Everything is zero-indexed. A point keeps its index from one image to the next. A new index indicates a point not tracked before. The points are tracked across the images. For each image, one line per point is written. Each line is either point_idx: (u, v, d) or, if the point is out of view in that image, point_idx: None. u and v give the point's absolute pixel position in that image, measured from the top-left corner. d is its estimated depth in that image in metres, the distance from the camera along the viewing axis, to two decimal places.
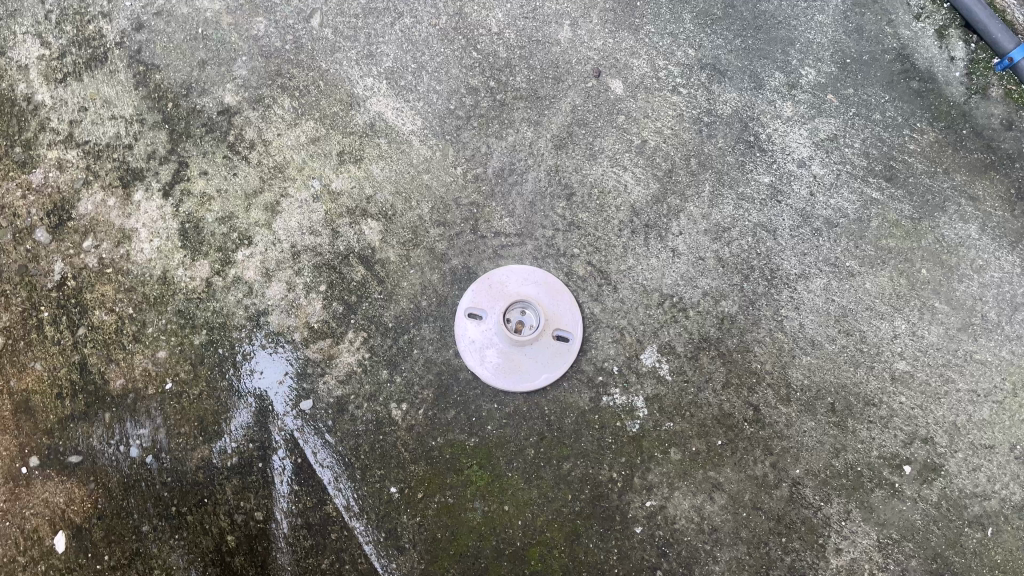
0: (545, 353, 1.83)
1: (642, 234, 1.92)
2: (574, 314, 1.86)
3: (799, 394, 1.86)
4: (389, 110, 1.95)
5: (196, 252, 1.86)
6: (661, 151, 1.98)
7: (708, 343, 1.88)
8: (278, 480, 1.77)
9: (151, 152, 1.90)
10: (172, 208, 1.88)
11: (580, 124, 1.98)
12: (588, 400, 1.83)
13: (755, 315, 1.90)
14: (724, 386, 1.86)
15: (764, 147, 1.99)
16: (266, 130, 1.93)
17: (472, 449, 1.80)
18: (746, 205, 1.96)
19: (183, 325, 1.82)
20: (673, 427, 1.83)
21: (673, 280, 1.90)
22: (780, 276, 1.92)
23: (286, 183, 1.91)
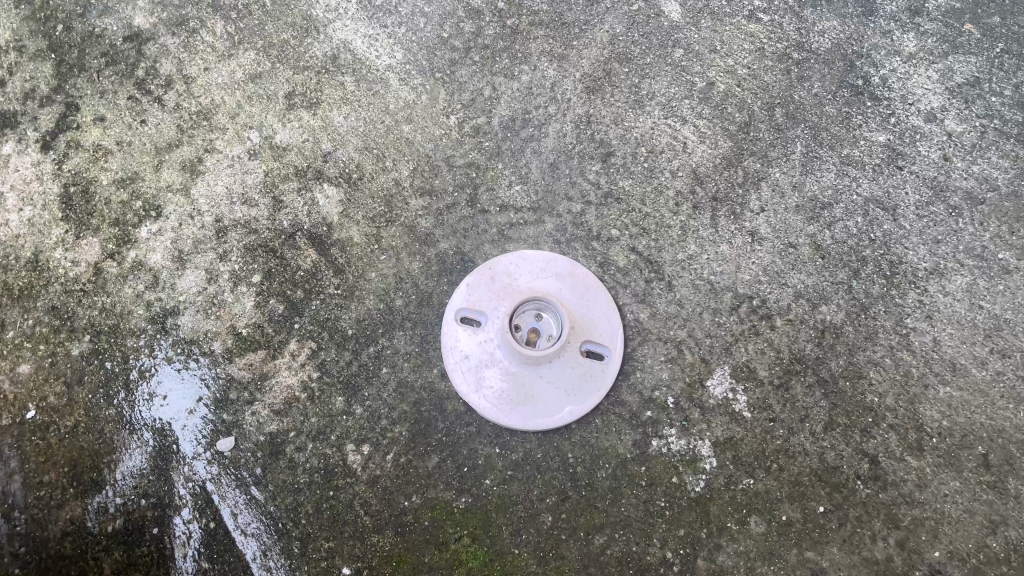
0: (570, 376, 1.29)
1: (707, 210, 1.37)
2: (611, 320, 1.31)
3: (935, 441, 1.27)
4: (358, 38, 1.43)
5: (82, 227, 1.33)
6: (733, 97, 1.43)
7: (803, 366, 1.31)
8: (180, 554, 1.21)
9: (29, 90, 1.39)
10: (53, 166, 1.36)
11: (622, 59, 1.44)
12: (631, 445, 1.28)
13: (868, 326, 1.33)
14: (826, 428, 1.29)
15: (877, 95, 1.43)
16: (189, 62, 1.41)
17: (462, 513, 1.24)
18: (852, 172, 1.39)
19: (58, 329, 1.29)
20: (754, 487, 1.26)
21: (751, 275, 1.35)
22: (903, 271, 1.35)
23: (212, 133, 1.38)
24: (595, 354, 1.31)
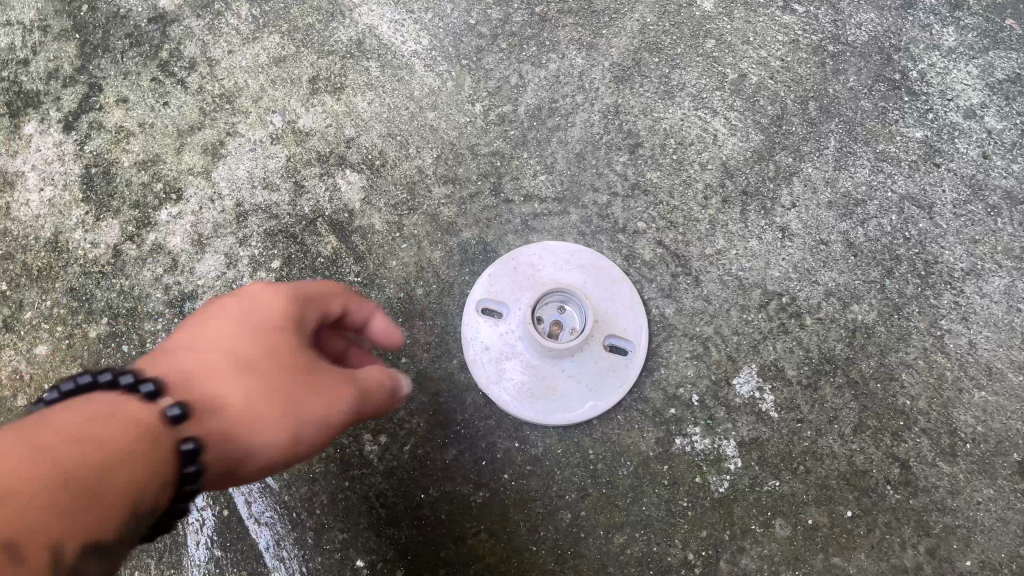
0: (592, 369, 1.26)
1: (737, 205, 1.34)
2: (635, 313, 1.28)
3: (968, 446, 1.23)
4: (384, 24, 1.41)
5: (102, 208, 1.32)
6: (766, 90, 1.39)
7: (833, 366, 1.28)
8: (193, 541, 1.24)
9: (53, 70, 1.38)
10: (74, 146, 1.35)
11: (652, 49, 1.41)
12: (653, 443, 1.25)
13: (901, 327, 1.29)
14: (855, 430, 1.25)
15: (915, 89, 1.38)
16: (213, 45, 1.39)
17: (479, 507, 1.22)
18: (887, 169, 1.35)
19: (76, 310, 1.28)
20: (780, 489, 1.23)
21: (781, 272, 1.31)
22: (939, 271, 1.31)
23: (235, 117, 1.36)
24: (617, 348, 1.28)
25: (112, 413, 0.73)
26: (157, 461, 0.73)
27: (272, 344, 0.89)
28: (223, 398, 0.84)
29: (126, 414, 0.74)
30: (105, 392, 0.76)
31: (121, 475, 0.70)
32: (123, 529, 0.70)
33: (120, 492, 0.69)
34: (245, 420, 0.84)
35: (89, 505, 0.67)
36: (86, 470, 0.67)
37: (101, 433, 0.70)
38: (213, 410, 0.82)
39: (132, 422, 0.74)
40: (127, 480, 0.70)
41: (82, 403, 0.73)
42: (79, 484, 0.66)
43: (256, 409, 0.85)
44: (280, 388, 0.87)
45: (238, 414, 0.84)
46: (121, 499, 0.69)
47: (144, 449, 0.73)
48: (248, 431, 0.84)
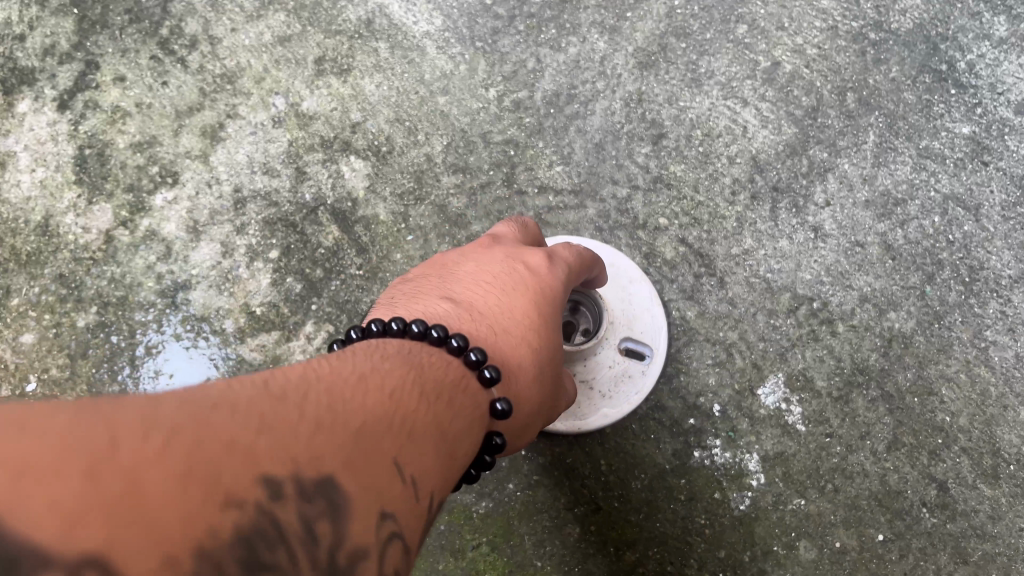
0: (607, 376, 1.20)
1: (766, 202, 1.25)
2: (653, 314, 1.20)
3: (1012, 468, 1.16)
4: (395, 3, 1.33)
5: (94, 191, 1.26)
6: (801, 79, 1.29)
7: (866, 378, 1.19)
8: None
9: (49, 46, 1.31)
10: (69, 126, 1.28)
11: (679, 34, 1.31)
12: (670, 455, 1.16)
13: (943, 337, 1.19)
14: (889, 448, 1.16)
15: (963, 82, 1.28)
16: (215, 22, 1.32)
17: (481, 518, 1.16)
18: (931, 167, 1.25)
19: (64, 298, 1.21)
20: (806, 508, 1.14)
21: (812, 275, 1.22)
22: (985, 278, 1.21)
23: (236, 98, 1.29)
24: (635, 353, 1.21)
25: (439, 385, 0.67)
26: (457, 445, 0.64)
27: (534, 308, 0.88)
28: (520, 377, 0.82)
29: (443, 381, 0.69)
30: (409, 356, 0.69)
31: (431, 456, 0.58)
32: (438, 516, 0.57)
33: (431, 473, 0.57)
34: (524, 427, 0.85)
35: (423, 494, 0.55)
36: (408, 452, 0.55)
37: (410, 408, 0.59)
38: (524, 399, 0.83)
39: (447, 408, 0.65)
40: (442, 466, 0.59)
41: (431, 386, 0.65)
42: (416, 468, 0.55)
43: (534, 404, 0.85)
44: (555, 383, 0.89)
45: (527, 421, 0.85)
46: (437, 485, 0.57)
47: (447, 430, 0.63)
48: (526, 423, 0.84)
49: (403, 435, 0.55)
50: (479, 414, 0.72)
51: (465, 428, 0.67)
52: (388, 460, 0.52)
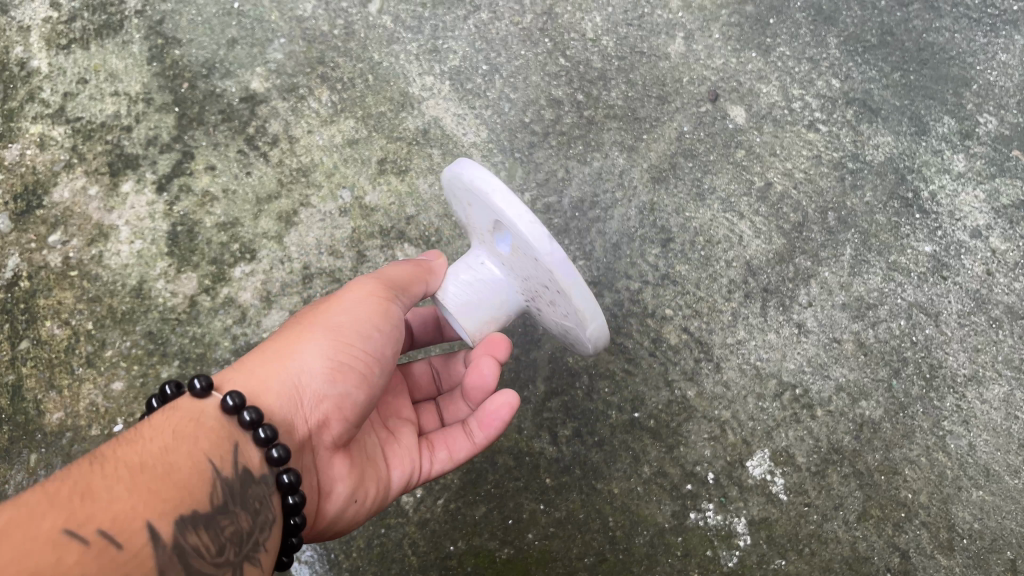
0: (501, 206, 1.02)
1: (758, 300, 1.45)
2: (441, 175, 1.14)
3: (965, 542, 1.33)
4: (448, 117, 1.56)
5: (183, 262, 1.47)
6: (789, 198, 1.50)
7: (841, 456, 1.37)
8: None
9: (152, 137, 1.54)
10: (164, 206, 1.51)
11: (687, 154, 1.53)
12: (669, 515, 1.35)
13: (906, 425, 1.39)
14: (859, 518, 1.35)
15: (926, 208, 1.49)
16: (295, 125, 1.55)
17: (504, 562, 1.34)
18: (898, 278, 1.45)
19: (151, 352, 1.42)
20: (785, 568, 1.33)
21: (795, 365, 1.42)
22: (943, 375, 1.41)
23: (309, 189, 1.52)
24: None
25: (154, 433, 0.90)
26: (178, 469, 0.86)
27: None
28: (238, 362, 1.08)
29: (161, 429, 0.91)
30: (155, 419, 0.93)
31: (126, 497, 0.80)
32: (167, 536, 0.80)
33: (136, 515, 0.79)
34: (288, 358, 1.07)
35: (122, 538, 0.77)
36: (75, 519, 0.75)
37: (74, 481, 0.80)
38: (243, 365, 1.07)
39: (141, 445, 0.87)
40: (158, 500, 0.82)
41: (164, 447, 0.88)
42: (91, 522, 0.76)
43: (282, 339, 1.10)
44: (299, 320, 1.13)
45: (262, 363, 1.06)
46: (140, 517, 0.79)
47: (151, 463, 0.85)
48: (262, 365, 1.06)
49: (70, 508, 0.76)
50: (198, 419, 0.94)
51: (187, 448, 0.89)
52: (49, 538, 0.73)
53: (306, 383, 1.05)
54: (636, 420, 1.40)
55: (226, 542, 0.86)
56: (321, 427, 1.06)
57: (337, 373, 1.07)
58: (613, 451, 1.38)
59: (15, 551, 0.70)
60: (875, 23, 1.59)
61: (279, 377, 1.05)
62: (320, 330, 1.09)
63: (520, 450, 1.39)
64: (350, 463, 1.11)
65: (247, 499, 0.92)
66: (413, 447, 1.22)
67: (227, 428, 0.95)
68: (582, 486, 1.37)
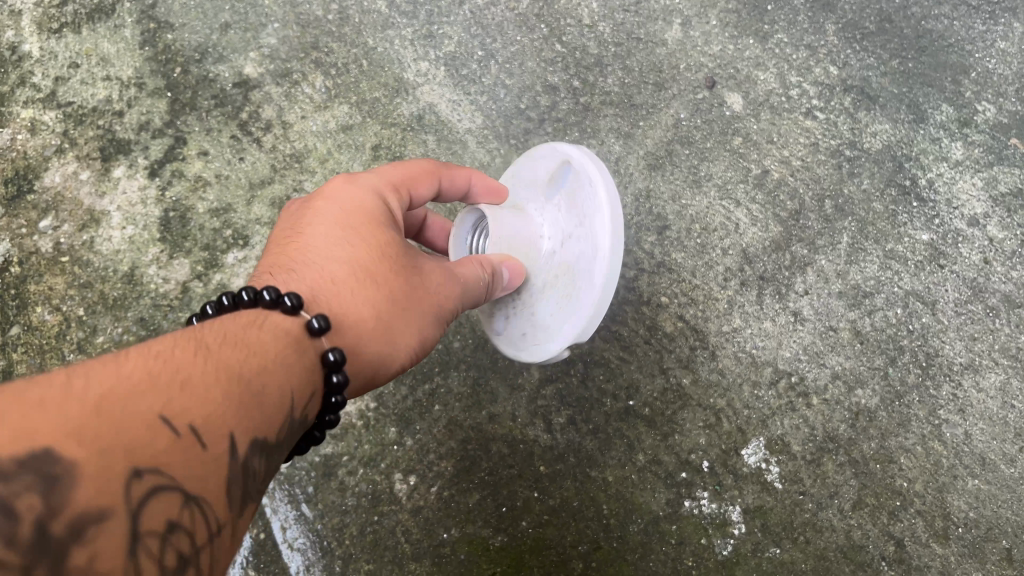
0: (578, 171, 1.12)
1: (754, 288, 1.44)
2: (517, 162, 1.29)
3: (961, 530, 1.33)
4: (443, 103, 1.55)
5: (175, 248, 1.46)
6: (786, 186, 1.50)
7: (836, 445, 1.37)
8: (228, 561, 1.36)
9: (144, 122, 1.53)
10: (156, 191, 1.49)
11: (683, 141, 1.52)
12: (663, 503, 1.34)
13: (902, 413, 1.38)
14: (854, 506, 1.34)
15: (923, 196, 1.48)
16: (288, 110, 1.54)
17: (498, 550, 1.34)
18: (895, 267, 1.45)
19: (143, 338, 1.41)
20: (780, 556, 1.33)
21: (791, 353, 1.41)
22: (939, 364, 1.40)
23: (302, 175, 1.50)
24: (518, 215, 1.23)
25: (250, 339, 0.81)
26: (266, 383, 0.78)
27: (340, 228, 1.02)
28: (332, 288, 0.97)
29: (252, 341, 0.81)
30: (256, 324, 0.85)
31: (217, 401, 0.71)
32: (243, 451, 0.72)
33: (221, 420, 0.70)
34: (384, 328, 0.98)
35: (208, 440, 0.69)
36: (172, 406, 0.67)
37: (176, 363, 0.71)
38: (348, 309, 0.97)
39: (239, 351, 0.78)
40: (244, 413, 0.73)
41: (254, 358, 0.79)
42: (185, 417, 0.67)
43: (390, 298, 1.00)
44: (400, 268, 1.02)
45: (364, 321, 0.97)
46: (222, 423, 0.70)
47: (244, 375, 0.76)
48: (366, 321, 0.97)
49: (168, 394, 0.68)
50: (293, 341, 0.86)
51: (278, 370, 0.81)
52: (146, 419, 0.65)
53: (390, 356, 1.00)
54: (631, 407, 1.39)
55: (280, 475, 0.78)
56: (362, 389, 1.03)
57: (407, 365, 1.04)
58: (608, 439, 1.38)
59: (111, 426, 0.63)
60: (874, 9, 1.57)
61: (374, 349, 0.98)
62: (424, 328, 1.03)
63: (514, 438, 1.38)
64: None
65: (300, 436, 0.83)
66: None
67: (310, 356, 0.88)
68: (576, 473, 1.36)
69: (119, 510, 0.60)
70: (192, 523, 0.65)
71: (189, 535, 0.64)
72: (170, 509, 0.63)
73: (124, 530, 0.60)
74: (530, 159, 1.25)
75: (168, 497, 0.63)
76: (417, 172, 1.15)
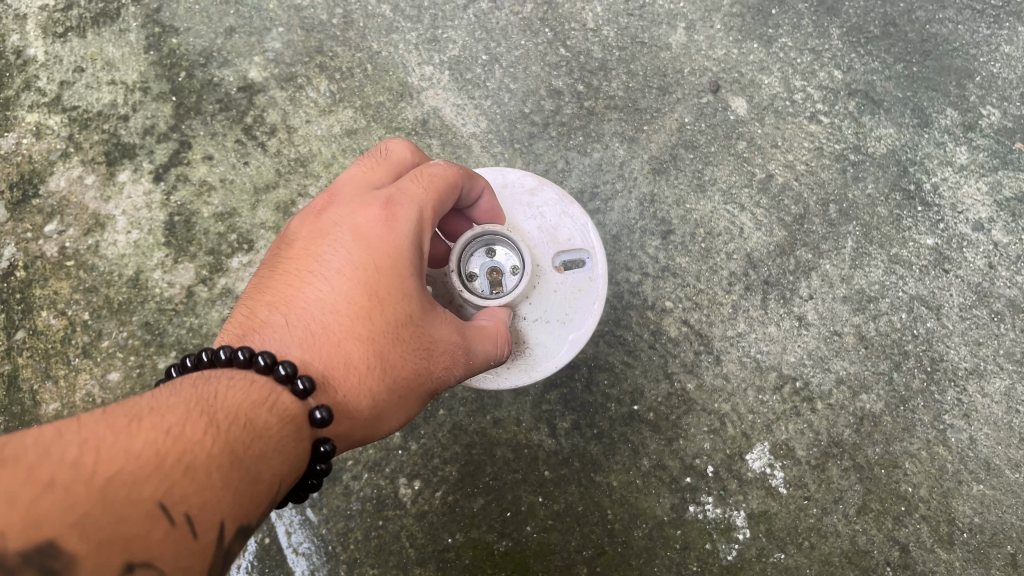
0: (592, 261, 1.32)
1: (759, 293, 1.44)
2: (541, 196, 1.35)
3: (965, 536, 1.33)
4: (447, 107, 1.55)
5: (180, 252, 1.47)
6: (791, 191, 1.49)
7: (840, 450, 1.37)
8: (234, 565, 1.34)
9: (149, 126, 1.53)
10: (161, 196, 1.50)
11: (688, 146, 1.52)
12: (668, 508, 1.34)
13: (906, 418, 1.38)
14: (859, 512, 1.34)
15: (928, 201, 1.48)
16: (293, 114, 1.54)
17: (503, 555, 1.34)
18: (899, 272, 1.45)
19: (148, 343, 1.42)
20: (785, 561, 1.33)
21: (796, 358, 1.41)
22: (944, 369, 1.40)
23: (307, 180, 1.51)
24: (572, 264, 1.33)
25: (250, 416, 0.76)
26: (263, 465, 0.73)
27: (365, 285, 0.96)
28: (341, 361, 0.94)
29: (253, 419, 0.77)
30: (260, 401, 0.80)
31: (218, 489, 0.65)
32: (235, 545, 0.66)
33: (218, 509, 0.64)
34: (377, 412, 0.96)
35: (204, 532, 0.62)
36: (175, 494, 0.61)
37: (184, 441, 0.65)
38: (351, 386, 0.94)
39: (243, 432, 0.73)
40: (239, 501, 0.67)
41: (255, 441, 0.74)
42: (187, 507, 0.61)
43: (394, 380, 0.97)
44: (410, 340, 0.98)
45: (364, 401, 0.95)
46: (220, 514, 0.64)
47: (246, 460, 0.70)
48: (364, 406, 0.95)
49: (173, 477, 0.62)
50: (292, 425, 0.82)
51: (275, 452, 0.76)
52: (146, 509, 0.58)
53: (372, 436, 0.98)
54: (635, 412, 1.39)
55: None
56: None
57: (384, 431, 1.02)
58: (612, 444, 1.38)
59: (114, 513, 0.56)
60: (879, 13, 1.57)
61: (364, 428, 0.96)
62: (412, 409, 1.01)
63: (519, 442, 1.38)
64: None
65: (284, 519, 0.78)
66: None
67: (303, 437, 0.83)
68: (581, 478, 1.36)
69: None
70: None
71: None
72: None
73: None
74: (559, 228, 1.33)
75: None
76: (447, 190, 1.07)
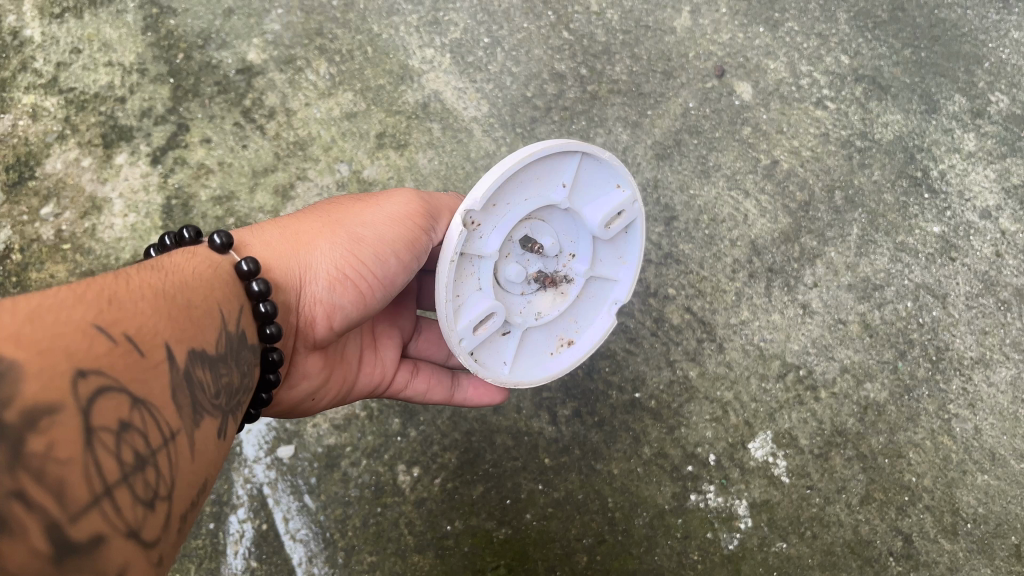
0: (633, 207, 1.15)
1: (763, 280, 1.43)
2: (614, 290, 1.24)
3: (969, 526, 1.32)
4: (449, 90, 1.53)
5: None
6: (796, 177, 1.47)
7: (844, 439, 1.35)
8: (231, 551, 1.32)
9: (146, 108, 1.51)
10: (159, 178, 1.48)
11: (692, 131, 1.50)
12: (669, 496, 1.33)
13: (911, 408, 1.37)
14: (862, 501, 1.33)
15: (935, 187, 1.46)
16: (292, 97, 1.52)
17: (502, 543, 1.32)
18: (905, 259, 1.42)
19: None
20: (787, 551, 1.31)
21: (800, 346, 1.39)
22: (949, 358, 1.38)
23: (306, 163, 1.50)
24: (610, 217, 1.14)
25: (173, 275, 0.80)
26: (193, 309, 0.77)
27: None
28: (253, 230, 1.04)
29: (180, 276, 0.81)
30: (182, 265, 0.84)
31: (148, 314, 0.69)
32: (180, 361, 0.69)
33: (155, 332, 0.68)
34: (302, 248, 1.02)
35: (144, 347, 0.65)
36: (104, 317, 0.63)
37: (102, 285, 0.68)
38: (267, 238, 1.02)
39: (164, 282, 0.77)
40: (174, 327, 0.71)
41: (183, 289, 0.78)
42: (119, 326, 0.64)
43: (308, 223, 1.05)
44: (330, 205, 1.10)
45: (281, 243, 1.02)
46: (158, 334, 0.68)
47: (172, 300, 0.75)
48: (285, 245, 1.02)
49: (98, 306, 0.64)
50: (226, 280, 0.88)
51: (204, 297, 0.81)
52: (80, 326, 0.60)
53: (307, 284, 1.01)
54: (637, 400, 1.38)
55: (222, 390, 0.76)
56: (309, 321, 1.03)
57: (344, 282, 1.02)
58: (613, 431, 1.37)
59: (47, 329, 0.57)
60: None
61: (288, 262, 1.00)
62: (342, 241, 1.03)
63: (519, 429, 1.37)
64: (322, 363, 1.13)
65: (244, 358, 0.84)
66: (392, 366, 1.24)
67: (238, 287, 0.89)
68: (581, 466, 1.35)
69: (69, 403, 0.54)
70: (142, 424, 0.60)
71: (143, 437, 0.60)
72: (118, 409, 0.58)
73: (76, 422, 0.54)
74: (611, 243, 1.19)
75: (115, 395, 0.59)
76: None
